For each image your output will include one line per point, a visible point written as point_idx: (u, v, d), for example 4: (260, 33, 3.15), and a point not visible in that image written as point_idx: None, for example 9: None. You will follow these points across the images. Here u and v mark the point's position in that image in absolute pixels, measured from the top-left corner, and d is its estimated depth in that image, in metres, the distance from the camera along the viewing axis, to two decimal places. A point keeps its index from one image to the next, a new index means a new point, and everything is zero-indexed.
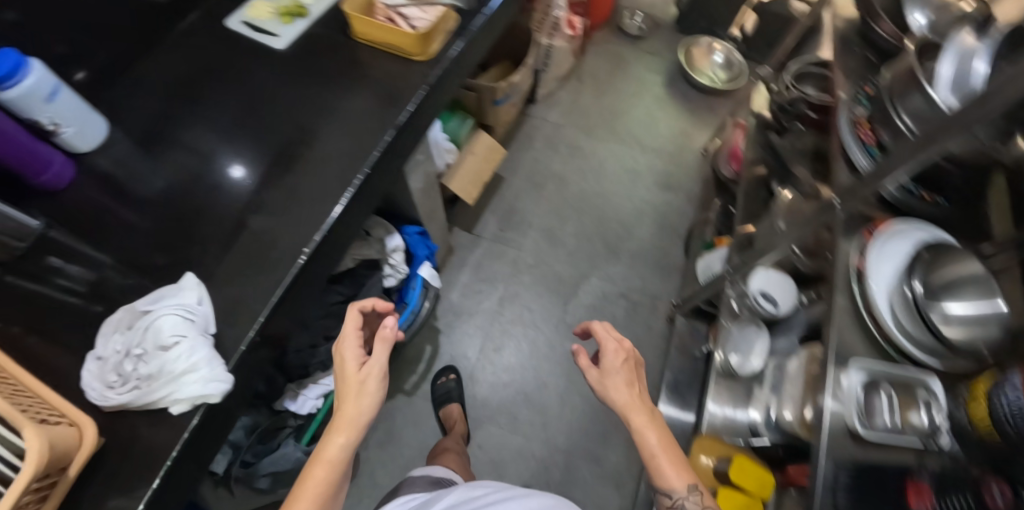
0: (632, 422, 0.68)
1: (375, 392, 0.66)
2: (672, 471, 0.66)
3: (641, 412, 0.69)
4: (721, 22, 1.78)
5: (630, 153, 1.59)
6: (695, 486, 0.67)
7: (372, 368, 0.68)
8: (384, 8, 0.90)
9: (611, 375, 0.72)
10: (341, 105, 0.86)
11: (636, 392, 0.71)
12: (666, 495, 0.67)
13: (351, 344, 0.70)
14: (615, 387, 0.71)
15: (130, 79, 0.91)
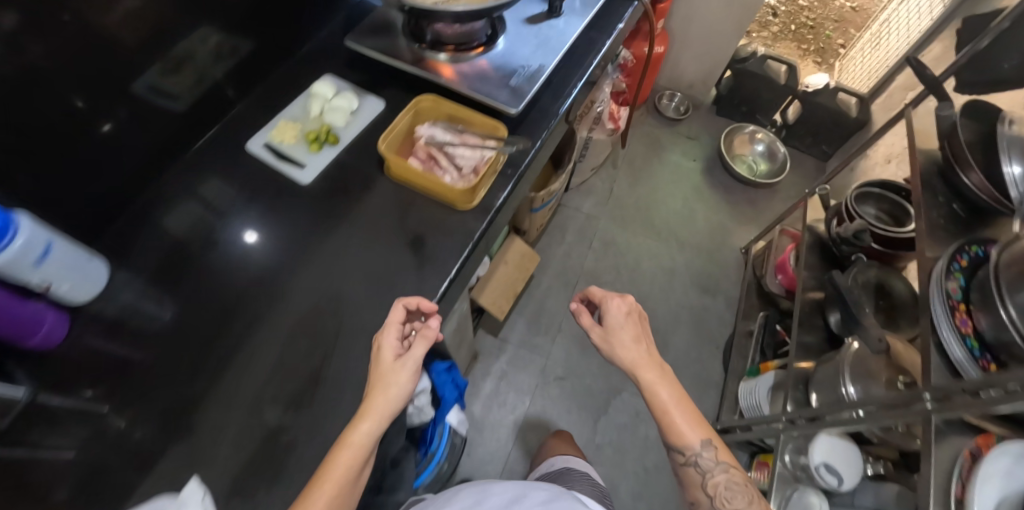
0: (644, 379, 0.68)
1: (407, 382, 0.62)
2: (685, 424, 0.68)
3: (650, 368, 0.69)
4: (763, 109, 1.69)
5: (667, 249, 1.51)
6: (710, 447, 0.68)
7: (408, 359, 0.63)
8: (425, 139, 0.78)
9: (616, 330, 0.71)
10: (375, 257, 0.75)
11: (644, 352, 0.69)
12: (680, 452, 0.68)
13: (391, 332, 0.65)
14: (626, 340, 0.70)
15: (144, 205, 0.81)
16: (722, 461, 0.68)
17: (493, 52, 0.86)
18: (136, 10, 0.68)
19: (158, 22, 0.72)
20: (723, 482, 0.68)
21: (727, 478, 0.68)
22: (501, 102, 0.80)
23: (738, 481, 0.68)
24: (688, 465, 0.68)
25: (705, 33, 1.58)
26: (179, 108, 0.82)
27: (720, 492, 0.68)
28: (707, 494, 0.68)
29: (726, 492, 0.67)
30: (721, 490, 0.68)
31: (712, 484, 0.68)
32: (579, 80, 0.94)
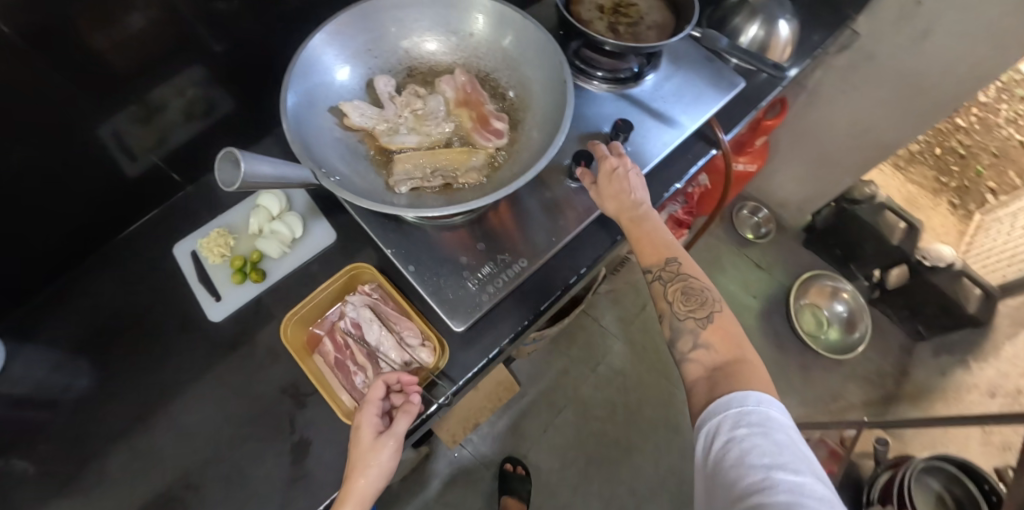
0: (631, 204, 0.62)
1: (390, 460, 0.53)
2: (658, 232, 0.61)
3: (635, 222, 0.61)
4: (859, 260, 1.37)
5: (681, 402, 1.28)
6: (677, 259, 0.59)
7: (390, 435, 0.54)
8: (345, 324, 0.63)
9: (610, 186, 0.63)
10: (256, 441, 0.63)
11: (636, 198, 0.62)
12: (647, 267, 0.60)
13: (371, 409, 0.55)
14: (613, 188, 0.63)
15: (73, 285, 0.76)
16: (684, 273, 0.59)
17: (481, 215, 0.65)
18: (111, 62, 0.63)
19: (134, 77, 0.66)
20: (682, 286, 0.58)
21: (686, 284, 0.58)
22: (443, 314, 0.59)
23: (697, 289, 0.57)
24: (654, 280, 0.60)
25: (815, 157, 1.28)
26: (130, 171, 0.76)
27: (677, 296, 0.58)
28: (670, 300, 0.58)
29: (684, 296, 0.57)
30: (679, 293, 0.58)
31: (671, 289, 0.58)
32: (586, 264, 0.70)
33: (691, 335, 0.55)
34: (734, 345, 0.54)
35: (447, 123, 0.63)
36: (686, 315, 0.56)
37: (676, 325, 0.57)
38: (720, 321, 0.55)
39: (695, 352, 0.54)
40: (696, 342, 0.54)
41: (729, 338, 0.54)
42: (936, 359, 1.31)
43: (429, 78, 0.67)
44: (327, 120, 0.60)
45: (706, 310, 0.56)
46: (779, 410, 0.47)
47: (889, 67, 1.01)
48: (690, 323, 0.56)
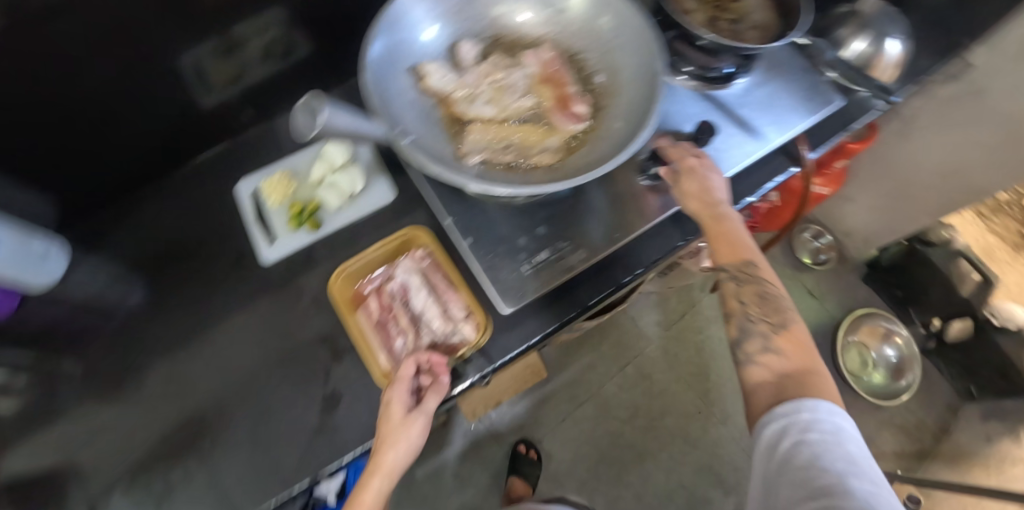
0: (705, 199, 0.61)
1: (418, 438, 0.55)
2: (733, 226, 0.59)
3: (700, 213, 0.60)
4: (921, 305, 1.30)
5: (704, 417, 1.25)
6: (753, 262, 0.58)
7: (420, 413, 0.55)
8: (393, 285, 0.63)
9: (686, 182, 0.61)
10: (291, 386, 0.65)
11: (707, 192, 0.61)
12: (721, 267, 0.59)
13: (401, 386, 0.56)
14: (692, 180, 0.61)
15: (146, 204, 0.80)
16: (756, 276, 0.58)
17: (545, 199, 0.64)
18: None
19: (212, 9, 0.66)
20: (759, 291, 0.57)
21: (760, 291, 0.57)
22: (493, 292, 0.59)
23: (766, 296, 0.57)
24: (727, 279, 0.59)
25: (894, 191, 1.19)
26: (206, 104, 0.77)
27: (751, 302, 0.57)
28: (743, 302, 0.57)
29: (759, 300, 0.57)
30: (755, 298, 0.57)
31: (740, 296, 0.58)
32: (642, 265, 0.67)
33: (761, 340, 0.54)
34: (803, 350, 0.52)
35: (526, 98, 0.60)
36: (758, 322, 0.56)
37: (747, 328, 0.56)
38: (790, 334, 0.54)
39: (764, 355, 0.53)
40: (767, 346, 0.53)
41: (801, 348, 0.53)
42: (985, 423, 1.20)
43: (513, 49, 0.65)
44: (405, 79, 0.58)
45: (778, 318, 0.55)
46: (850, 421, 0.45)
47: (996, 106, 0.92)
48: (762, 327, 0.55)
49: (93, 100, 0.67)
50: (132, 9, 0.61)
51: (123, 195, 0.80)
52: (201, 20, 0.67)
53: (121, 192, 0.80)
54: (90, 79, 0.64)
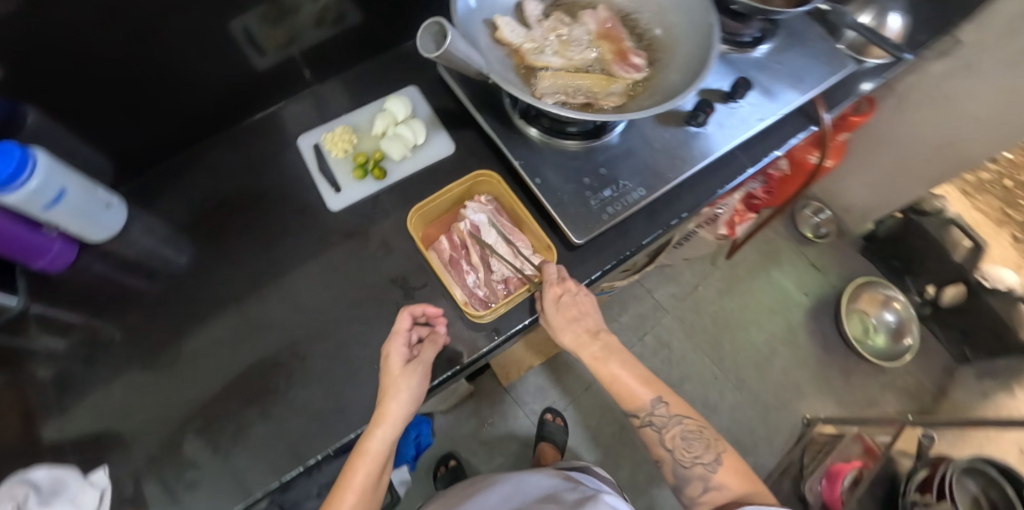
0: (593, 348, 0.63)
1: (418, 387, 0.58)
2: (633, 382, 0.62)
3: (598, 339, 0.63)
4: (916, 273, 1.39)
5: (720, 383, 1.32)
6: (660, 399, 0.61)
7: (419, 363, 0.59)
8: (465, 225, 0.67)
9: (566, 308, 0.61)
10: (366, 324, 0.68)
11: (593, 322, 0.63)
12: (631, 414, 0.62)
13: (399, 339, 0.59)
14: (579, 330, 0.62)
15: (200, 165, 0.82)
16: (676, 414, 0.61)
17: (600, 145, 0.69)
18: None
19: None
20: (680, 433, 0.60)
21: (682, 428, 0.60)
22: (566, 226, 0.64)
23: (696, 428, 0.60)
24: (643, 426, 0.61)
25: (891, 166, 1.29)
26: (259, 67, 0.80)
27: (678, 444, 0.59)
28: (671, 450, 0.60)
29: (684, 442, 0.59)
30: (678, 441, 0.60)
31: (669, 436, 0.60)
32: (687, 209, 0.73)
33: (700, 479, 0.57)
34: (746, 477, 0.57)
35: (591, 50, 0.67)
36: (693, 462, 0.58)
37: (681, 473, 0.59)
38: (729, 460, 0.58)
39: (706, 494, 0.57)
40: (708, 484, 0.57)
41: (740, 471, 0.57)
42: (981, 383, 1.32)
43: (572, 10, 0.71)
44: (482, 29, 0.64)
45: (709, 453, 0.58)
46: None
47: (987, 81, 1.01)
48: (698, 469, 0.58)
49: (149, 57, 0.68)
50: None
51: (175, 152, 0.82)
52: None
53: (172, 150, 0.81)
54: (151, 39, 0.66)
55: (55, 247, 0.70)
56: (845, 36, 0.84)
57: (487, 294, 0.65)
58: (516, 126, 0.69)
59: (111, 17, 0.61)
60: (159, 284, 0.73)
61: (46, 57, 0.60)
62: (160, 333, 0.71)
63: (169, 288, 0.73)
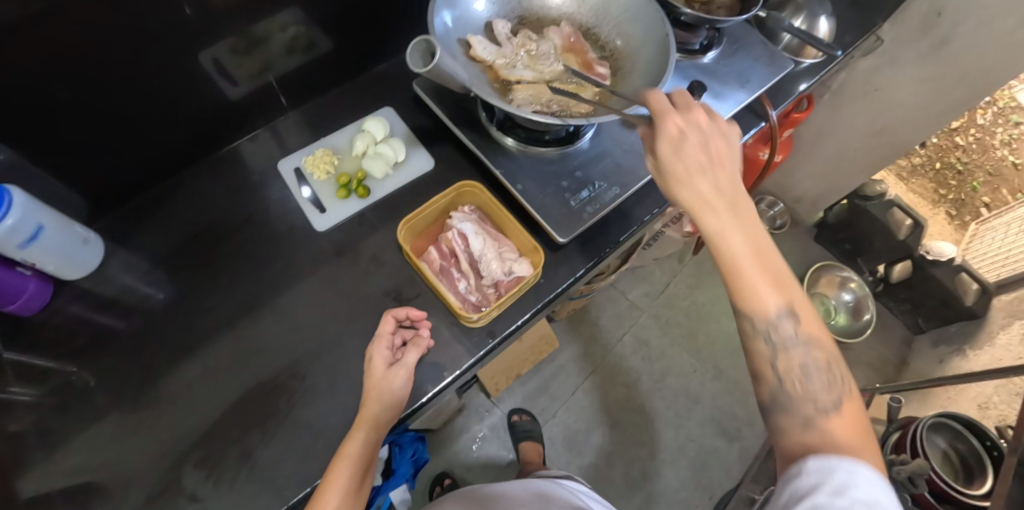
0: (719, 210, 0.49)
1: (400, 391, 0.59)
2: (764, 274, 0.48)
3: (726, 203, 0.50)
4: (866, 255, 1.51)
5: (701, 374, 1.36)
6: (790, 305, 0.48)
7: (401, 366, 0.60)
8: (452, 233, 0.69)
9: (682, 150, 0.52)
10: (362, 338, 0.70)
11: (716, 176, 0.51)
12: (745, 310, 0.48)
13: (381, 343, 0.61)
14: (700, 183, 0.50)
15: (177, 197, 0.82)
16: (798, 332, 0.48)
17: (573, 150, 0.73)
18: None
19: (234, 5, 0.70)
20: (796, 356, 0.47)
21: (803, 350, 0.47)
22: (551, 226, 0.67)
23: (818, 356, 0.47)
24: (753, 331, 0.48)
25: (835, 156, 1.39)
26: (232, 96, 0.81)
27: (790, 369, 0.47)
28: (778, 370, 0.48)
29: (797, 372, 0.47)
30: (792, 366, 0.48)
31: (781, 356, 0.48)
32: (661, 204, 0.77)
33: (803, 416, 0.45)
34: (862, 439, 0.44)
35: (559, 62, 0.71)
36: (805, 398, 0.46)
37: (779, 400, 0.47)
38: (851, 409, 0.45)
39: (808, 433, 0.44)
40: (808, 423, 0.45)
41: (858, 432, 0.44)
42: (935, 348, 1.42)
43: (537, 27, 0.76)
44: (456, 46, 0.68)
45: (828, 395, 0.46)
46: (890, 497, 0.39)
47: (909, 72, 1.12)
48: (806, 408, 0.45)
49: (125, 88, 0.69)
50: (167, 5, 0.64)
51: (151, 185, 0.82)
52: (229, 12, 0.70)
53: (148, 183, 0.81)
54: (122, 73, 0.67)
55: (30, 287, 0.68)
56: (783, 38, 0.94)
57: (480, 299, 0.67)
58: (493, 137, 0.73)
59: (82, 52, 0.62)
60: (145, 317, 0.73)
61: (20, 94, 0.60)
62: (149, 369, 0.70)
63: (155, 321, 0.72)
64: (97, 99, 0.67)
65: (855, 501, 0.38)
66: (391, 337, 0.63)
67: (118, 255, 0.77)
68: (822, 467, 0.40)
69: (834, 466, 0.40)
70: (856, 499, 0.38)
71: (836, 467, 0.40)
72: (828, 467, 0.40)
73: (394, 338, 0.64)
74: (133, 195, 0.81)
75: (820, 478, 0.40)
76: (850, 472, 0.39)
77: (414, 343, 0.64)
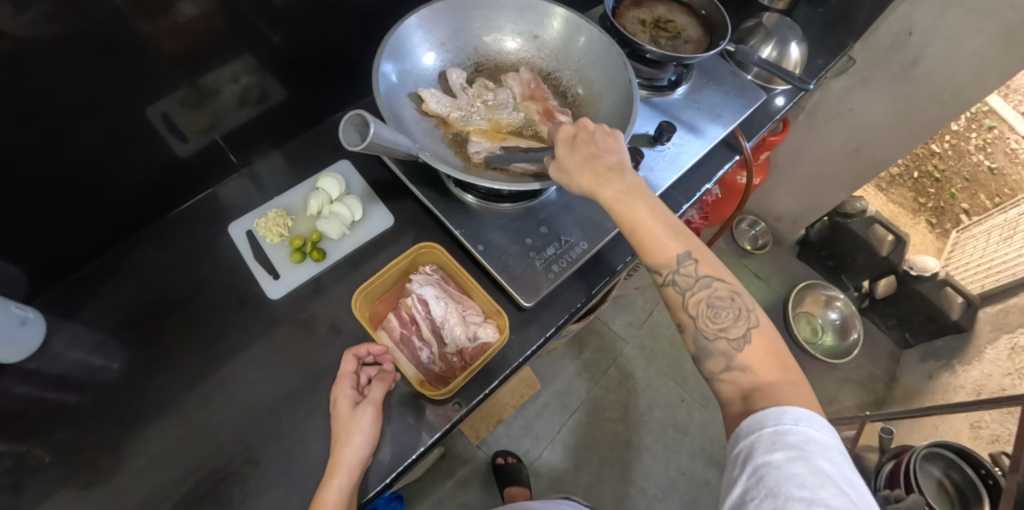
0: (618, 186, 0.55)
1: (370, 429, 0.56)
2: (663, 234, 0.54)
3: (624, 179, 0.55)
4: (851, 271, 1.50)
5: (688, 403, 1.34)
6: (690, 257, 0.53)
7: (368, 403, 0.57)
8: (413, 299, 0.66)
9: (584, 139, 0.58)
10: (321, 416, 0.66)
11: (615, 158, 0.56)
12: (655, 270, 0.54)
13: (345, 382, 0.59)
14: (600, 166, 0.56)
15: (123, 266, 0.77)
16: (704, 277, 0.53)
17: (538, 203, 0.71)
18: (159, 41, 0.62)
19: (181, 55, 0.66)
20: (707, 298, 0.52)
21: (711, 293, 0.52)
22: (513, 290, 0.64)
23: (728, 296, 0.52)
24: (666, 285, 0.53)
25: (815, 175, 1.37)
26: (182, 152, 0.76)
27: (704, 311, 0.52)
28: (695, 317, 0.53)
29: (711, 312, 0.52)
30: (705, 309, 0.53)
31: (694, 301, 0.53)
32: (631, 253, 0.74)
33: (724, 356, 0.50)
34: (778, 365, 0.49)
35: (518, 113, 0.69)
36: (717, 335, 0.51)
37: (703, 344, 0.52)
38: (761, 336, 0.50)
39: (728, 372, 0.50)
40: (730, 363, 0.50)
41: (771, 358, 0.49)
42: (923, 364, 1.40)
43: (495, 74, 0.74)
44: (407, 103, 0.66)
45: (740, 327, 0.51)
46: (818, 425, 0.44)
47: (883, 92, 1.10)
48: (721, 344, 0.51)
49: (64, 155, 0.64)
50: (108, 59, 0.60)
51: (99, 253, 0.77)
52: (171, 66, 0.66)
53: (97, 250, 0.76)
54: (60, 132, 0.62)
55: None
56: (748, 77, 0.92)
57: (444, 370, 0.65)
58: (452, 193, 0.70)
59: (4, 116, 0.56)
60: (83, 403, 0.67)
61: None
62: (91, 462, 0.64)
63: (98, 406, 0.67)
64: (31, 170, 0.62)
65: (788, 450, 0.42)
66: (354, 375, 0.60)
67: (61, 332, 0.72)
68: (755, 426, 0.45)
69: (766, 421, 0.44)
70: (788, 447, 0.42)
71: (767, 423, 0.44)
72: (761, 423, 0.45)
73: (360, 377, 0.61)
74: (78, 266, 0.76)
75: (758, 436, 0.44)
76: (779, 422, 0.44)
77: (381, 377, 0.60)
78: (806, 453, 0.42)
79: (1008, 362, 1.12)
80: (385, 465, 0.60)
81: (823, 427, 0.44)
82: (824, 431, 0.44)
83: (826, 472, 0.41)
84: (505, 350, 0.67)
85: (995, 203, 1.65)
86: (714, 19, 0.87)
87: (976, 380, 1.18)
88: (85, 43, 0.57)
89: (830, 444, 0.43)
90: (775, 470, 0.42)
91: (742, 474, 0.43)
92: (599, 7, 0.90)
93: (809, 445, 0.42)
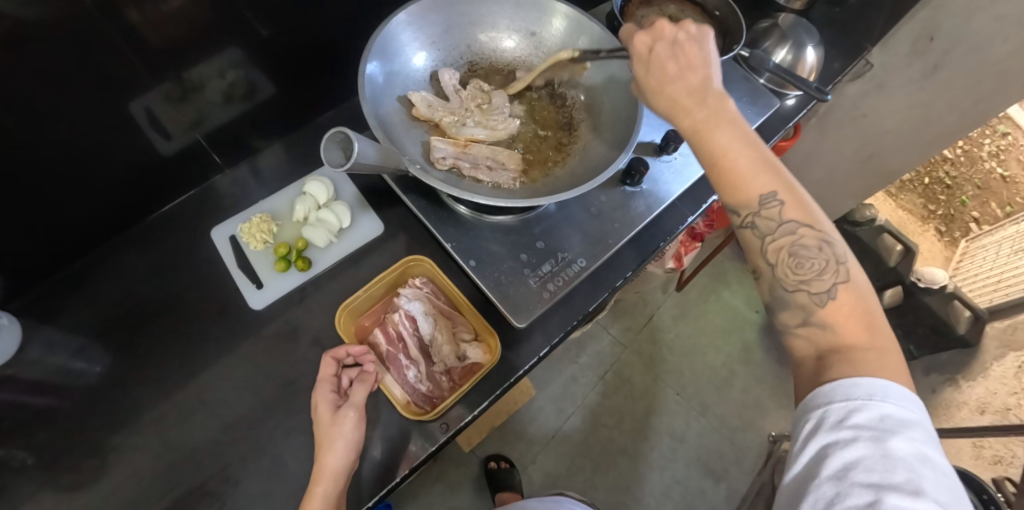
0: (704, 109, 0.51)
1: (354, 432, 0.54)
2: (748, 167, 0.49)
3: (707, 103, 0.51)
4: None
5: (685, 410, 1.32)
6: (778, 196, 0.48)
7: (350, 407, 0.55)
8: (400, 315, 0.65)
9: (667, 60, 0.53)
10: (300, 434, 0.64)
11: (699, 79, 0.52)
12: (733, 210, 0.49)
13: (325, 386, 0.56)
14: (681, 92, 0.52)
15: (101, 270, 0.74)
16: (790, 219, 0.47)
17: (535, 216, 0.67)
18: (144, 31, 0.58)
19: (168, 45, 0.62)
20: (791, 245, 0.47)
21: (796, 240, 0.47)
22: (506, 309, 0.61)
23: (813, 244, 0.47)
24: (744, 228, 0.49)
25: (825, 180, 1.33)
26: (165, 151, 0.73)
27: (786, 259, 0.47)
28: (774, 265, 0.48)
29: (795, 260, 0.47)
30: (787, 256, 0.48)
31: (775, 247, 0.48)
32: (630, 269, 0.71)
33: (802, 309, 0.46)
34: (866, 327, 0.44)
35: (513, 119, 0.67)
36: (797, 287, 0.47)
37: (781, 294, 0.48)
38: (850, 293, 0.45)
39: (805, 327, 0.46)
40: (808, 319, 0.46)
41: (858, 319, 0.44)
42: (927, 377, 1.38)
43: (491, 74, 0.72)
44: (397, 106, 0.64)
45: (825, 281, 0.46)
46: (903, 405, 0.40)
47: None
48: (801, 297, 0.46)
49: (40, 154, 0.61)
50: (84, 49, 0.56)
51: (77, 256, 0.74)
52: (154, 58, 0.62)
53: (75, 253, 0.73)
54: (30, 127, 0.58)
55: None
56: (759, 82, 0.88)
57: (431, 389, 0.63)
58: (443, 203, 0.67)
59: None
60: (58, 412, 0.64)
61: None
62: (59, 477, 0.61)
63: (65, 419, 0.64)
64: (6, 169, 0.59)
65: (858, 429, 0.39)
66: (335, 379, 0.58)
67: (36, 340, 0.69)
68: (823, 399, 0.41)
69: (835, 393, 0.41)
70: (859, 426, 0.39)
71: (838, 396, 0.41)
72: (830, 395, 0.41)
73: (342, 380, 0.59)
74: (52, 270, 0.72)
75: (825, 412, 0.41)
76: (851, 395, 0.40)
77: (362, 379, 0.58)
78: (880, 433, 0.38)
79: (1015, 382, 1.13)
80: (368, 478, 0.59)
81: (904, 402, 0.40)
82: (905, 406, 0.40)
83: (900, 456, 0.37)
84: (495, 370, 0.64)
85: (1006, 212, 1.61)
86: (727, 20, 0.82)
87: (981, 398, 1.18)
88: (52, 35, 0.53)
89: (914, 421, 0.39)
90: (842, 451, 0.39)
91: (807, 450, 0.40)
92: (606, 5, 0.86)
93: (884, 424, 0.39)
